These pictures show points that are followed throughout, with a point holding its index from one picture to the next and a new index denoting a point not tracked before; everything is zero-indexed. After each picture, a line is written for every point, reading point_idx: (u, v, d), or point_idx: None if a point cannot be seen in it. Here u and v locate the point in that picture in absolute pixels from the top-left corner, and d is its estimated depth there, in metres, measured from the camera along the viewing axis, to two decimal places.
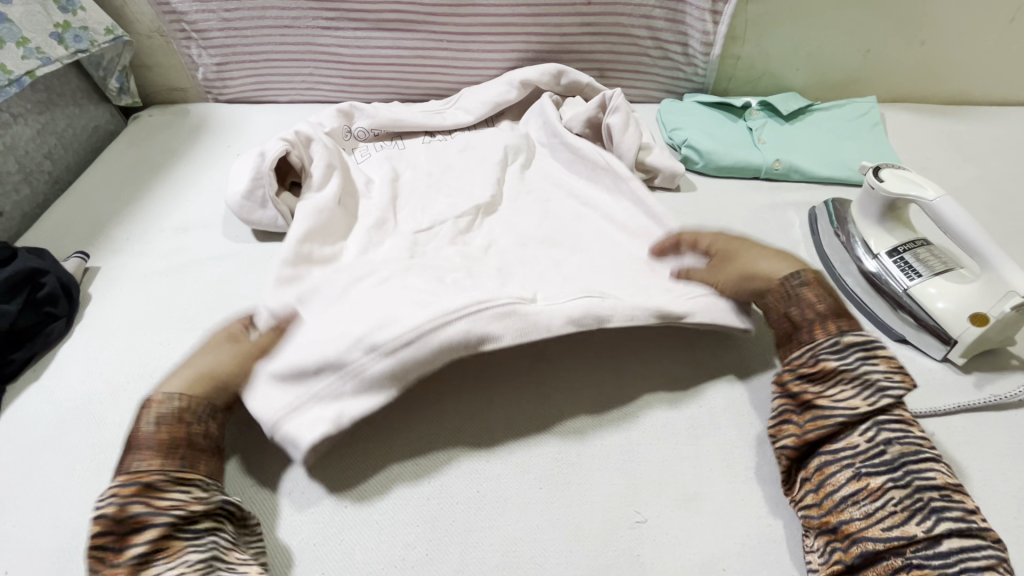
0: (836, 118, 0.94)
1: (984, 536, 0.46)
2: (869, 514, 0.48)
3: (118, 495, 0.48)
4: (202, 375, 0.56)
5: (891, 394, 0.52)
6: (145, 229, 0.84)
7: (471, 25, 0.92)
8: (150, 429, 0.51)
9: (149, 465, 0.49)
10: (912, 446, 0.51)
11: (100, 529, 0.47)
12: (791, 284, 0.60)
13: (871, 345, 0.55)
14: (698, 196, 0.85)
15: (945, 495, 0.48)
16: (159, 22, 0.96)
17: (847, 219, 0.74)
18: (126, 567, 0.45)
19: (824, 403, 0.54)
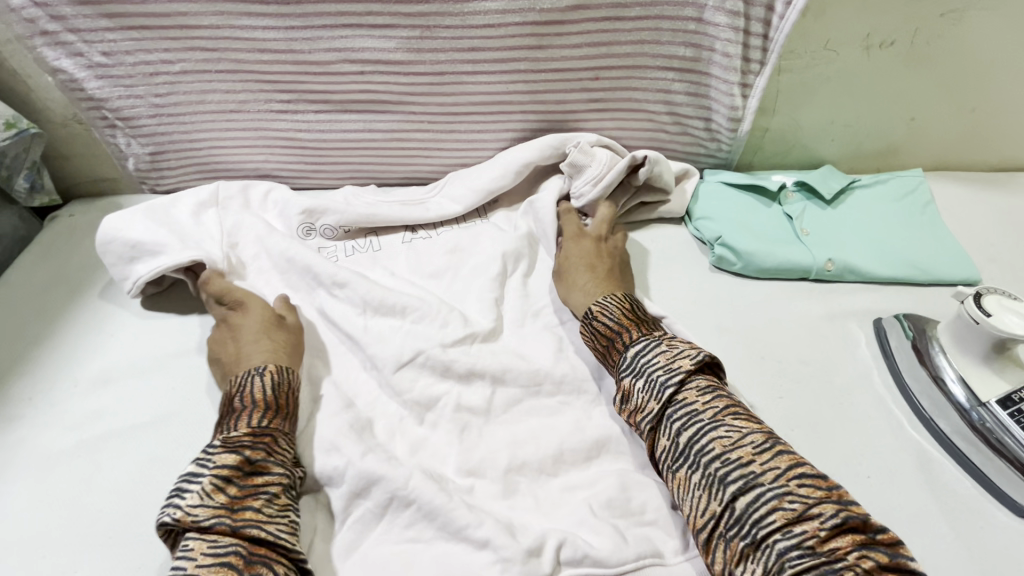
0: (883, 198, 0.81)
1: (762, 481, 0.45)
2: (693, 507, 0.48)
3: (247, 444, 0.52)
4: (274, 347, 0.63)
5: (671, 382, 0.53)
6: (56, 383, 0.66)
7: (458, 104, 0.77)
8: (265, 391, 0.57)
9: (269, 425, 0.55)
10: (693, 427, 0.50)
11: (231, 463, 0.50)
12: (588, 318, 0.63)
13: (648, 345, 0.57)
14: (737, 306, 0.71)
15: (727, 460, 0.47)
16: (76, 109, 0.78)
17: (935, 345, 0.61)
18: (248, 509, 0.48)
19: (632, 415, 0.55)
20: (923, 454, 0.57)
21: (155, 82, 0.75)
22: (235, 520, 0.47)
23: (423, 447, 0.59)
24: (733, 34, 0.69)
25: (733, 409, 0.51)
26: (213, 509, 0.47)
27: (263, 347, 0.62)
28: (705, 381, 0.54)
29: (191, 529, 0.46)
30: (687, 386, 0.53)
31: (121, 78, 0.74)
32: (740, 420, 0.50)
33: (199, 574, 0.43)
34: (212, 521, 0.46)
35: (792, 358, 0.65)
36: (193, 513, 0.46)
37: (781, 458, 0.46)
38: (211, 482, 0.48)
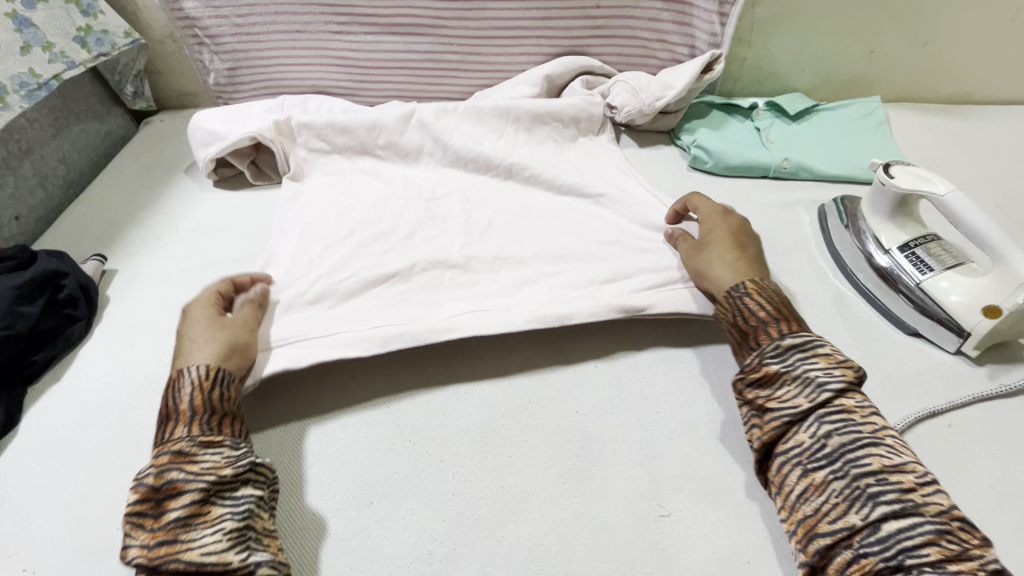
0: (841, 118, 0.95)
1: (861, 428, 0.50)
2: (819, 510, 0.48)
3: (156, 471, 0.49)
4: (213, 343, 0.59)
5: (830, 386, 0.52)
6: (160, 232, 0.84)
7: (482, 29, 0.93)
8: (177, 404, 0.53)
9: (190, 435, 0.51)
10: (798, 363, 0.55)
11: (139, 496, 0.48)
12: (736, 293, 0.62)
13: (806, 345, 0.56)
14: (709, 195, 0.86)
15: (830, 403, 0.52)
16: (173, 28, 0.97)
17: (858, 216, 0.75)
18: (161, 541, 0.46)
19: (750, 342, 0.59)
20: (840, 294, 0.72)
21: (239, 4, 0.92)
22: (150, 556, 0.45)
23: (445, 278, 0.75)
24: None
25: (889, 432, 0.51)
26: (136, 546, 0.46)
27: (197, 345, 0.58)
28: (863, 396, 0.53)
29: (125, 565, 0.46)
30: (845, 395, 0.53)
31: (212, 0, 0.92)
32: (899, 445, 0.50)
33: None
34: (133, 559, 0.45)
35: None
36: (127, 552, 0.46)
37: (879, 417, 0.52)
38: (130, 524, 0.47)
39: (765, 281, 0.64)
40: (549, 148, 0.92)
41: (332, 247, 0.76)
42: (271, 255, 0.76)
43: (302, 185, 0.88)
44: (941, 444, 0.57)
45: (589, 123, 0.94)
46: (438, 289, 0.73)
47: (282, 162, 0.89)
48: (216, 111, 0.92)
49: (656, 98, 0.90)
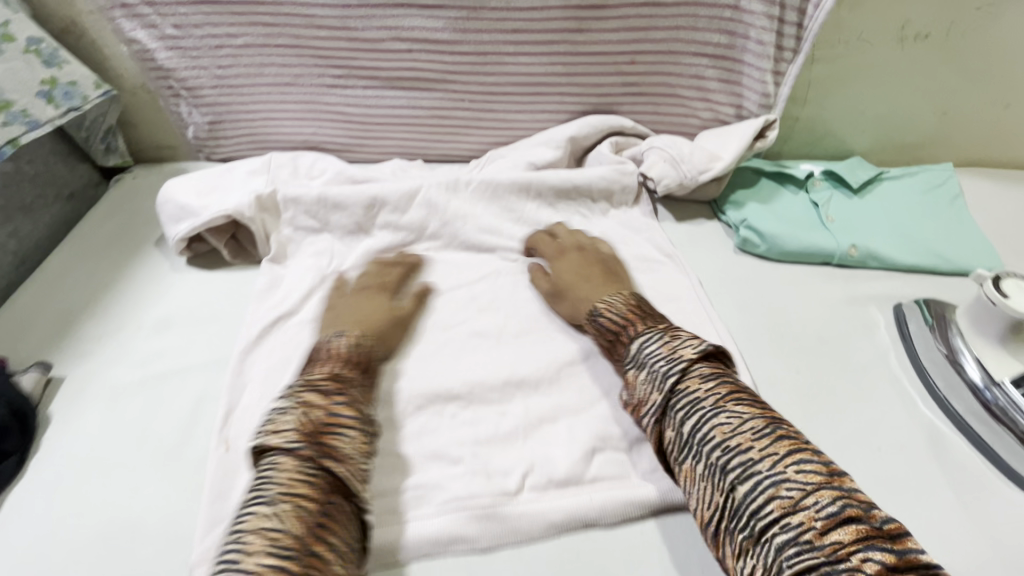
0: (910, 190, 0.83)
1: (759, 468, 0.43)
2: (699, 499, 0.46)
3: (317, 389, 0.54)
4: (363, 317, 0.65)
5: (672, 372, 0.51)
6: (122, 325, 0.72)
7: (497, 84, 0.81)
8: (348, 349, 0.60)
9: (345, 376, 0.57)
10: (693, 410, 0.49)
11: (321, 401, 0.52)
12: (595, 315, 0.63)
13: (653, 336, 0.56)
14: (762, 287, 0.73)
15: (726, 448, 0.45)
16: (145, 78, 0.85)
17: (954, 330, 0.64)
18: (331, 440, 0.49)
19: (631, 378, 0.55)
20: (933, 429, 0.59)
21: (219, 54, 0.80)
22: (318, 448, 0.47)
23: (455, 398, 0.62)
24: (768, 21, 0.71)
25: (754, 400, 0.50)
26: (296, 435, 0.48)
27: (349, 317, 0.65)
28: (714, 369, 0.52)
29: (279, 451, 0.47)
30: (691, 373, 0.51)
31: (188, 50, 0.80)
32: (746, 406, 0.48)
33: (290, 482, 0.45)
34: (297, 445, 0.47)
35: (812, 337, 0.68)
36: (282, 438, 0.48)
37: (780, 445, 0.44)
38: (297, 415, 0.50)
39: (618, 297, 0.64)
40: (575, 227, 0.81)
41: None
42: (238, 388, 0.64)
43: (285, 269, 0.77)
44: None
45: (623, 193, 0.82)
46: (444, 420, 0.61)
47: (262, 241, 0.78)
48: (190, 179, 0.80)
49: (700, 170, 0.78)
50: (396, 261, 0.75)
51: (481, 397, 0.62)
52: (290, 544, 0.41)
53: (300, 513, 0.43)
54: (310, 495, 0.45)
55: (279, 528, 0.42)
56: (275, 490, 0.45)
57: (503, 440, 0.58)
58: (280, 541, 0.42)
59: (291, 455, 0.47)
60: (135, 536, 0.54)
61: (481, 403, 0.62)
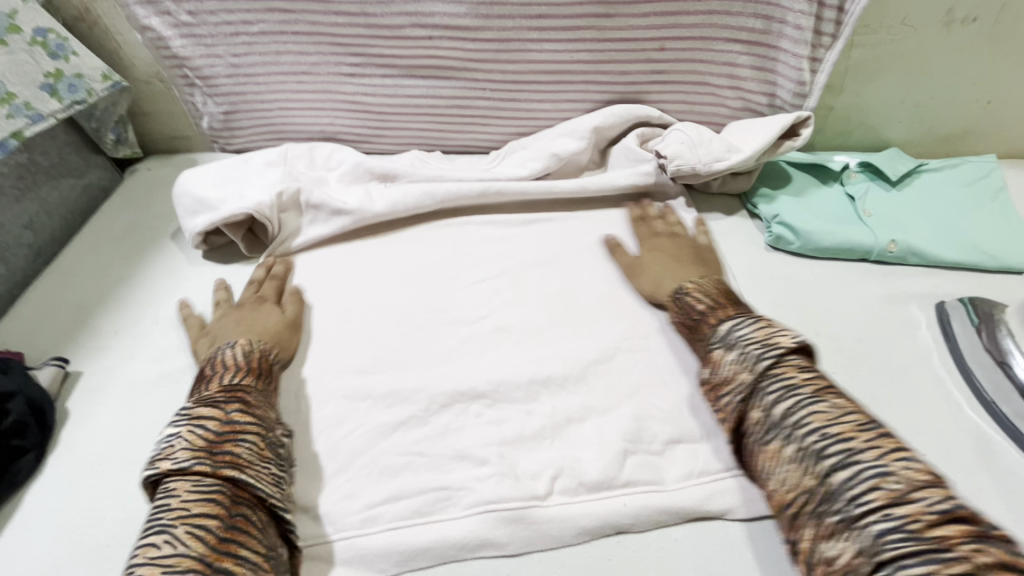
0: (951, 183, 0.79)
1: (863, 457, 0.42)
2: (784, 481, 0.45)
3: (222, 397, 0.52)
4: (257, 328, 0.63)
5: (768, 355, 0.50)
6: (139, 319, 0.71)
7: (521, 72, 0.78)
8: (237, 357, 0.58)
9: (240, 381, 0.55)
10: (788, 397, 0.47)
11: (211, 412, 0.50)
12: (678, 295, 0.63)
13: (767, 332, 0.52)
14: (796, 284, 0.71)
15: (825, 434, 0.44)
16: (159, 67, 0.83)
17: (1002, 330, 0.61)
18: (226, 453, 0.47)
19: (714, 357, 0.54)
20: (982, 435, 0.56)
21: (235, 42, 0.78)
22: (215, 463, 0.46)
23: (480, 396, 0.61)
24: (807, 5, 0.68)
25: (834, 388, 0.48)
26: (183, 450, 0.47)
27: (239, 328, 0.63)
28: (802, 357, 0.51)
29: (172, 473, 0.46)
30: (784, 360, 0.50)
31: (203, 37, 0.78)
32: (844, 399, 0.47)
33: (183, 501, 0.44)
34: (189, 464, 0.46)
35: (850, 337, 0.65)
36: (172, 458, 0.47)
37: (888, 440, 0.43)
38: (188, 428, 0.49)
39: (704, 279, 0.64)
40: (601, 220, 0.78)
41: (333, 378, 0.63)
42: None
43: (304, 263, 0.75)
44: None
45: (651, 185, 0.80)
46: (468, 419, 0.59)
47: (276, 237, 0.76)
48: (206, 170, 0.78)
49: (717, 158, 0.74)
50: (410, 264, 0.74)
51: (506, 397, 0.60)
52: (189, 567, 0.41)
53: (201, 533, 0.43)
54: (208, 514, 0.44)
55: (172, 554, 0.41)
56: (170, 514, 0.44)
57: (529, 442, 0.56)
58: (177, 564, 0.41)
59: (183, 474, 0.46)
60: None
61: (506, 402, 0.60)
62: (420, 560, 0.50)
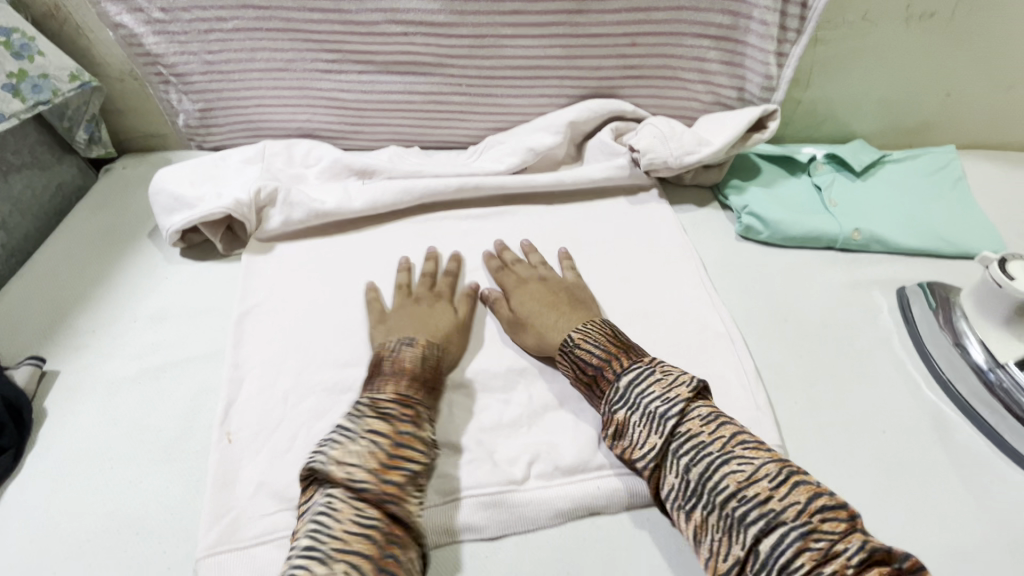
0: (913, 174, 0.82)
1: (783, 519, 0.41)
2: (714, 550, 0.43)
3: (391, 412, 0.51)
4: (431, 326, 0.63)
5: (672, 413, 0.48)
6: (116, 318, 0.71)
7: (496, 68, 0.80)
8: (415, 360, 0.57)
9: (411, 393, 0.54)
10: (701, 460, 0.46)
11: (384, 428, 0.49)
12: (568, 347, 0.58)
13: (670, 385, 0.50)
14: (766, 273, 0.73)
15: (743, 499, 0.42)
16: (132, 64, 0.82)
17: (957, 314, 0.63)
18: (394, 481, 0.46)
19: (619, 418, 0.51)
20: (939, 414, 0.59)
21: (208, 38, 0.78)
22: (382, 490, 0.46)
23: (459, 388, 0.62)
24: (771, 2, 0.70)
25: (742, 437, 0.47)
26: (363, 470, 0.46)
27: (412, 325, 0.63)
28: (706, 406, 0.49)
29: (342, 489, 0.45)
30: (688, 416, 0.48)
31: (176, 34, 0.78)
32: (751, 449, 0.46)
33: (343, 525, 0.43)
34: (364, 488, 0.45)
35: (817, 323, 0.67)
36: (349, 475, 0.46)
37: (799, 491, 0.42)
38: (365, 446, 0.48)
39: (593, 326, 0.60)
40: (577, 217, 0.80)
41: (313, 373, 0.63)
42: (235, 381, 0.63)
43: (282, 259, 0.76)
44: None
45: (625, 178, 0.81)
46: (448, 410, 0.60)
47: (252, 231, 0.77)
48: (182, 168, 0.78)
49: (687, 151, 0.75)
50: (447, 270, 0.71)
51: (484, 386, 0.61)
52: None
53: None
54: (362, 554, 0.42)
55: None
56: (335, 546, 0.42)
57: (505, 428, 0.58)
58: None
59: (353, 496, 0.45)
60: (136, 532, 0.53)
61: (485, 392, 0.61)
62: None
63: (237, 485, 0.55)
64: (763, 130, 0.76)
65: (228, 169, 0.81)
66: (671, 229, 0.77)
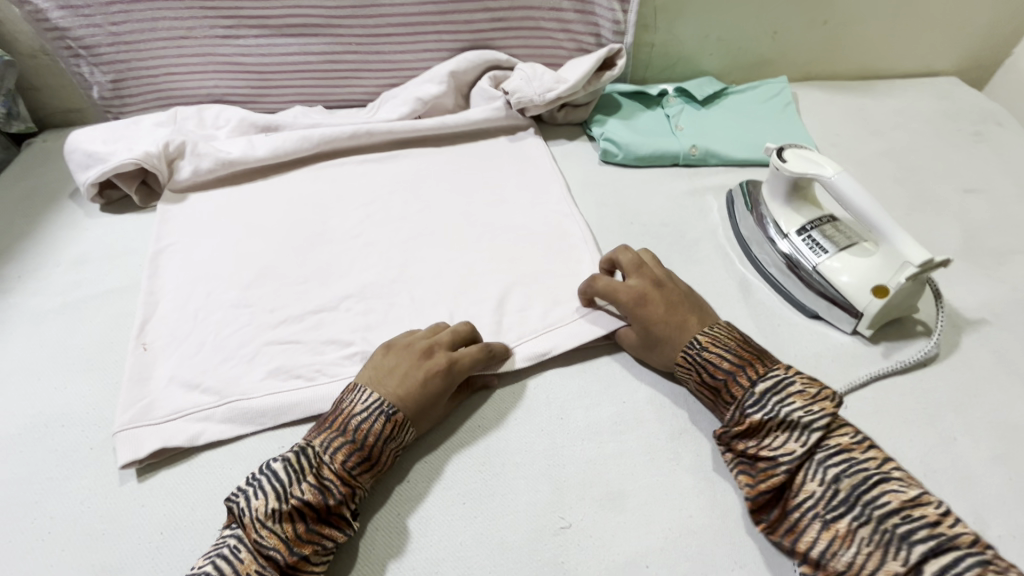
0: (751, 101, 0.95)
1: (959, 544, 0.42)
2: (855, 564, 0.44)
3: (329, 486, 0.50)
4: (408, 395, 0.55)
5: (818, 426, 0.49)
6: (41, 265, 0.78)
7: (380, 25, 0.89)
8: (377, 435, 0.53)
9: (355, 469, 0.51)
10: (855, 473, 0.47)
11: (313, 494, 0.49)
12: (693, 349, 0.58)
13: (808, 390, 0.52)
14: (621, 188, 0.85)
15: (909, 517, 0.44)
16: (42, 40, 0.89)
17: (759, 202, 0.74)
18: (303, 555, 0.47)
19: (754, 422, 0.52)
20: (745, 281, 0.72)
21: (111, 11, 0.85)
22: (289, 562, 0.46)
23: (350, 294, 0.71)
24: None
25: (893, 462, 0.49)
26: (275, 535, 0.47)
27: (391, 387, 0.56)
28: (849, 425, 0.51)
29: (253, 543, 0.47)
30: (835, 432, 0.50)
31: (81, 8, 0.85)
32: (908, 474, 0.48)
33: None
34: (272, 551, 0.46)
35: (658, 223, 0.79)
36: (260, 534, 0.47)
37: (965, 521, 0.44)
38: (287, 511, 0.48)
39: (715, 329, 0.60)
40: (464, 155, 0.91)
41: (220, 293, 0.72)
42: (150, 304, 0.71)
43: (194, 205, 0.84)
44: None
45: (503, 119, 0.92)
46: (339, 312, 0.70)
47: (166, 182, 0.85)
48: (96, 130, 0.85)
49: (547, 88, 0.87)
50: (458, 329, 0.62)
51: (371, 292, 0.71)
52: None
53: None
54: None
55: None
56: None
57: (385, 321, 0.68)
58: None
59: (257, 552, 0.46)
60: (62, 424, 0.61)
61: (371, 296, 0.71)
62: (293, 412, 0.61)
63: (151, 380, 0.63)
64: (612, 68, 0.89)
65: (140, 130, 0.88)
66: (542, 157, 0.88)
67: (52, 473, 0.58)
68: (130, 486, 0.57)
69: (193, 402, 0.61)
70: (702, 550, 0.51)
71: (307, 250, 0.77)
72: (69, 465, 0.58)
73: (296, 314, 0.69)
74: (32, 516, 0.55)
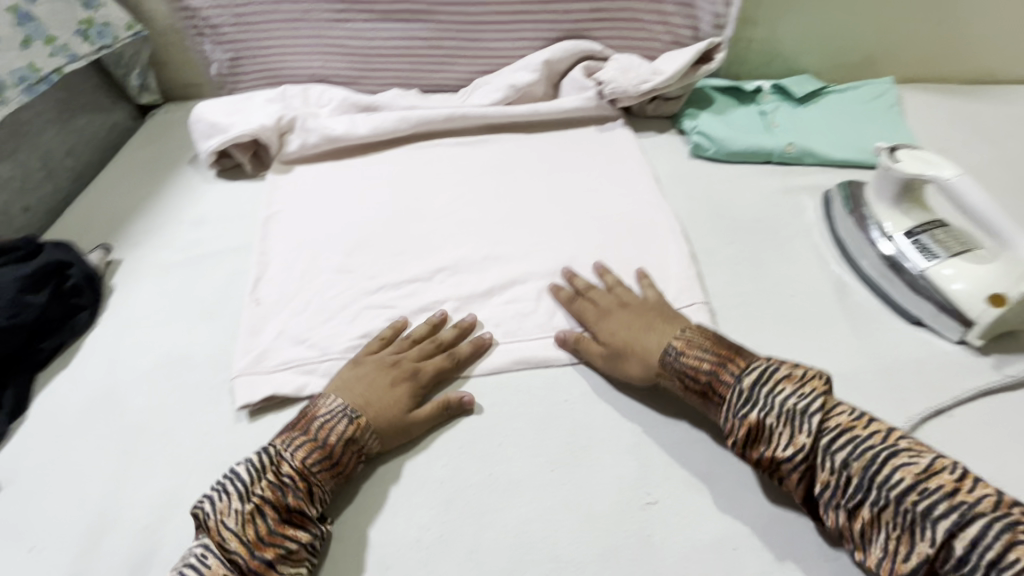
0: (852, 101, 0.92)
1: (978, 511, 0.42)
2: (889, 550, 0.44)
3: (291, 485, 0.51)
4: (375, 398, 0.58)
5: (813, 411, 0.49)
6: (164, 222, 0.86)
7: (480, 13, 0.93)
8: (334, 439, 0.54)
9: (315, 471, 0.52)
10: (863, 455, 0.46)
11: (269, 496, 0.50)
12: (669, 358, 0.57)
13: (801, 377, 0.51)
14: (710, 182, 0.84)
15: (924, 491, 0.43)
16: (174, 19, 0.98)
17: (861, 202, 0.72)
18: (265, 558, 0.48)
19: (751, 421, 0.50)
20: (842, 283, 0.70)
21: None
22: (252, 565, 0.47)
23: (442, 268, 0.75)
24: None
25: (899, 433, 0.48)
26: (238, 535, 0.48)
27: (358, 392, 0.58)
28: (843, 403, 0.50)
29: (217, 543, 0.48)
30: (832, 413, 0.49)
31: None
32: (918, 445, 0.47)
33: None
34: (235, 551, 0.48)
35: (749, 219, 0.79)
36: (225, 532, 0.48)
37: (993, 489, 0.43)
38: (249, 512, 0.49)
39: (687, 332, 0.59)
40: (552, 142, 0.92)
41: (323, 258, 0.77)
42: (262, 264, 0.77)
43: (299, 176, 0.90)
44: (939, 437, 0.56)
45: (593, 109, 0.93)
46: (433, 283, 0.73)
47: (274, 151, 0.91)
48: (217, 103, 0.93)
49: (643, 80, 0.88)
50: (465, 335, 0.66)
51: (463, 267, 0.74)
52: None
53: None
54: None
55: None
56: None
57: (477, 294, 0.71)
58: None
59: (224, 556, 0.48)
60: (187, 364, 0.68)
61: (463, 271, 0.74)
62: None
63: (264, 332, 0.69)
64: (710, 62, 0.89)
65: (253, 104, 0.95)
66: (631, 147, 0.89)
67: (178, 406, 0.64)
68: (245, 424, 0.62)
69: (301, 354, 0.66)
70: (796, 543, 0.51)
71: (403, 223, 0.81)
72: (192, 401, 0.65)
73: (393, 282, 0.73)
74: (162, 441, 0.61)
